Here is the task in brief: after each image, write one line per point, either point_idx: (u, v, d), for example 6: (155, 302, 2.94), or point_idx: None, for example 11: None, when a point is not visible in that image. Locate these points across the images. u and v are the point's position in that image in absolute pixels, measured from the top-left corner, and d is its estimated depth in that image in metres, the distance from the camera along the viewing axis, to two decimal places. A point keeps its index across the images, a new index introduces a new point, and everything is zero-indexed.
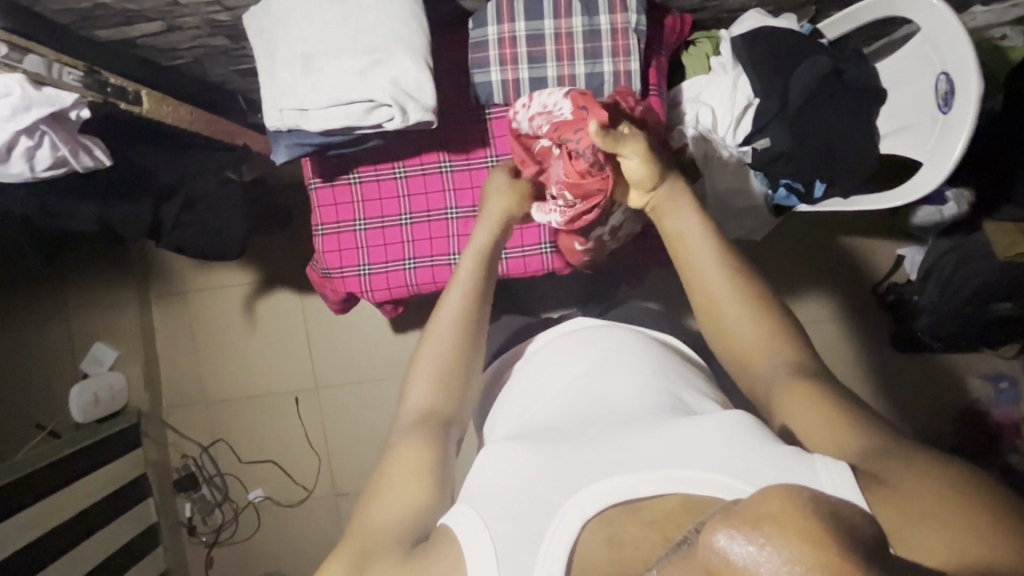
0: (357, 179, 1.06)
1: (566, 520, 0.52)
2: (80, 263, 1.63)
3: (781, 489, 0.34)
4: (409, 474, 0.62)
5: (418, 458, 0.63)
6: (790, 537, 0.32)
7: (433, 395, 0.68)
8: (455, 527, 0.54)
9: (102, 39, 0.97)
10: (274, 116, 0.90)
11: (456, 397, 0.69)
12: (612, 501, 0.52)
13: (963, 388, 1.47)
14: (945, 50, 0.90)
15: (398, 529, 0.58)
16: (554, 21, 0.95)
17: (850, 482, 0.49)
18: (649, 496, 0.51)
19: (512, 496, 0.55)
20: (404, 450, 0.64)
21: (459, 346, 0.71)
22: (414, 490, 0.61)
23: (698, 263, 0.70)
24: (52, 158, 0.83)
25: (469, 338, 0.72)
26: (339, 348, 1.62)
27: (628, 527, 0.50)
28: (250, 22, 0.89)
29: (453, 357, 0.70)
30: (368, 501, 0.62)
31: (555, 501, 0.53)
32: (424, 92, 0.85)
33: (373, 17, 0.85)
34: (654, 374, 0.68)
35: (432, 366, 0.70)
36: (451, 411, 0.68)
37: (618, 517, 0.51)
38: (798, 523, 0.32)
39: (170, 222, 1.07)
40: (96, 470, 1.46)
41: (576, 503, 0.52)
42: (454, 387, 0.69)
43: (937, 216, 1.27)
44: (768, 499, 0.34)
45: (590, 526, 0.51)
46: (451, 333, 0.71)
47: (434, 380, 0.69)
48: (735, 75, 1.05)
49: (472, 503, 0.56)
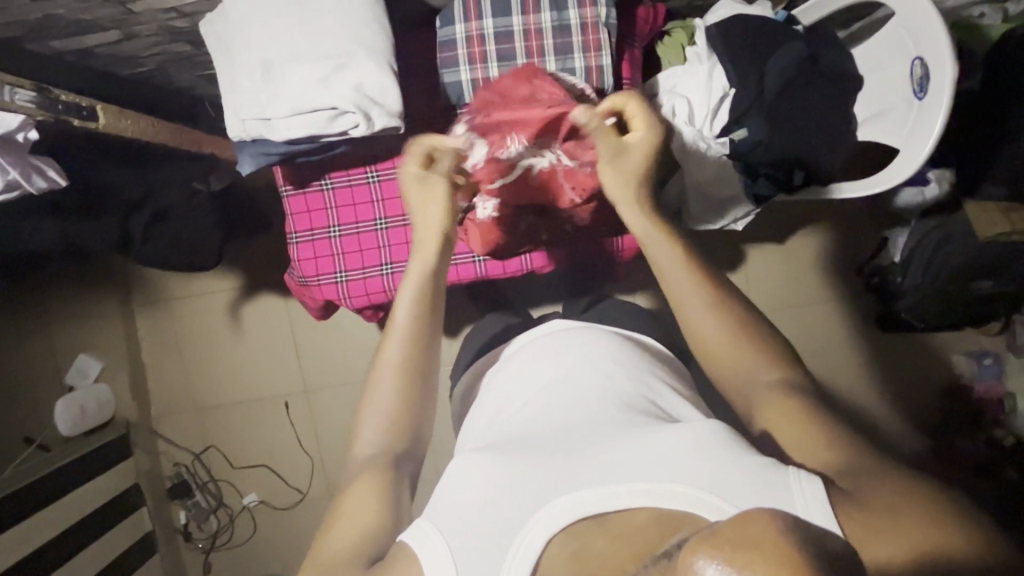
0: (330, 185, 1.04)
1: (530, 536, 0.50)
2: (58, 274, 1.60)
3: (758, 513, 0.33)
4: (360, 503, 0.61)
5: (369, 491, 0.62)
6: (768, 562, 0.31)
7: (388, 424, 0.67)
8: (416, 540, 0.54)
9: (56, 50, 0.94)
10: (237, 126, 0.89)
11: (412, 424, 0.68)
12: (581, 514, 0.50)
13: (948, 364, 1.47)
14: (919, 35, 0.88)
15: (350, 552, 0.57)
16: (522, 17, 0.93)
17: (822, 494, 0.49)
18: (620, 509, 0.50)
19: (475, 509, 0.54)
20: (358, 482, 0.63)
21: (410, 378, 0.69)
22: (364, 519, 0.60)
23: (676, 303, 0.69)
24: (4, 182, 0.80)
25: (420, 369, 0.69)
26: (324, 351, 1.61)
27: (597, 539, 0.49)
28: (207, 28, 0.87)
29: (405, 385, 0.68)
30: (325, 528, 0.61)
31: (521, 516, 0.52)
32: (389, 98, 0.84)
33: (334, 21, 0.83)
34: (626, 380, 0.67)
35: (388, 398, 0.68)
36: (406, 441, 0.67)
37: (588, 530, 0.50)
38: (775, 547, 0.31)
39: (141, 234, 1.05)
40: (87, 483, 1.44)
41: (541, 517, 0.51)
42: (409, 416, 0.68)
43: (920, 198, 1.24)
44: (750, 523, 0.33)
45: (558, 541, 0.50)
46: (401, 364, 0.69)
47: (389, 411, 0.67)
48: (711, 65, 1.04)
49: (434, 520, 0.55)
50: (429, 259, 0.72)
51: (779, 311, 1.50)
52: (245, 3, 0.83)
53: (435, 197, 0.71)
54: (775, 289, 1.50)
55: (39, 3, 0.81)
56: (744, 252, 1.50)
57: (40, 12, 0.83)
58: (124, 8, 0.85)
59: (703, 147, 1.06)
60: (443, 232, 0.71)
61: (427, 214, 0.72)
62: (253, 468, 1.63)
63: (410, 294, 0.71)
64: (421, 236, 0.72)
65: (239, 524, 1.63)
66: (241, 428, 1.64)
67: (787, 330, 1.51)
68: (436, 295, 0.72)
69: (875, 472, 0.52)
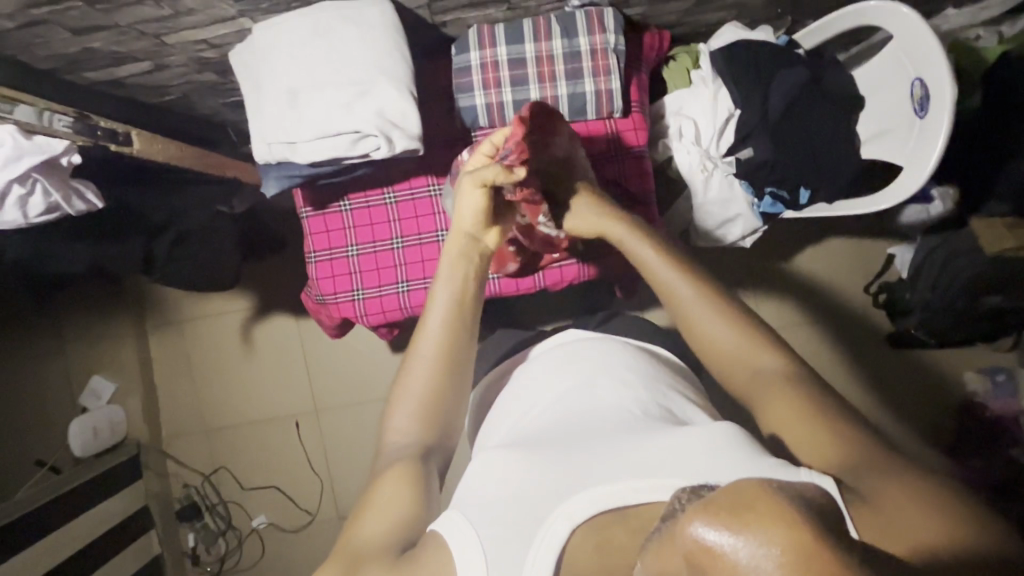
0: (348, 206, 1.07)
1: (554, 528, 0.52)
2: (74, 299, 1.63)
3: (754, 483, 0.33)
4: (392, 494, 0.62)
5: (402, 481, 0.63)
6: (760, 523, 0.31)
7: (418, 421, 0.69)
8: (443, 532, 0.56)
9: (88, 81, 0.98)
10: (263, 150, 0.92)
11: (441, 419, 0.70)
12: (602, 507, 0.52)
13: (959, 382, 1.48)
14: (920, 58, 0.92)
15: (383, 541, 0.59)
16: (534, 45, 0.97)
17: (832, 483, 0.52)
18: (640, 503, 0.52)
19: (496, 505, 0.56)
20: (389, 473, 0.64)
21: (443, 372, 0.71)
22: (398, 508, 0.61)
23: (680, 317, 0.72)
24: (46, 204, 0.84)
25: (454, 367, 0.72)
26: (337, 370, 1.63)
27: (617, 531, 0.52)
28: (235, 58, 0.91)
29: (438, 383, 0.71)
30: (355, 518, 0.63)
31: (548, 506, 0.54)
32: (409, 121, 0.87)
33: (357, 49, 0.86)
34: (643, 385, 0.69)
35: (418, 394, 0.70)
36: (434, 437, 0.69)
37: (607, 523, 0.52)
38: (771, 508, 0.31)
39: (164, 256, 1.09)
40: (99, 503, 1.45)
41: (566, 509, 0.53)
42: (439, 412, 0.70)
43: (925, 215, 1.25)
44: (740, 490, 0.33)
45: (578, 533, 0.52)
46: (434, 360, 0.71)
47: (419, 407, 0.70)
48: (715, 88, 1.09)
49: (460, 511, 0.57)
50: (464, 258, 0.78)
51: (783, 328, 1.52)
52: (272, 32, 0.87)
53: (470, 198, 0.78)
54: (781, 307, 1.52)
55: (78, 38, 0.85)
56: (750, 271, 1.52)
57: (77, 46, 0.87)
58: (156, 40, 0.89)
59: (709, 166, 1.10)
60: (471, 232, 0.79)
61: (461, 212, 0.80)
62: (265, 487, 1.64)
63: (445, 296, 0.75)
64: (455, 232, 0.80)
65: (248, 546, 1.64)
66: (255, 446, 1.65)
67: (793, 346, 1.52)
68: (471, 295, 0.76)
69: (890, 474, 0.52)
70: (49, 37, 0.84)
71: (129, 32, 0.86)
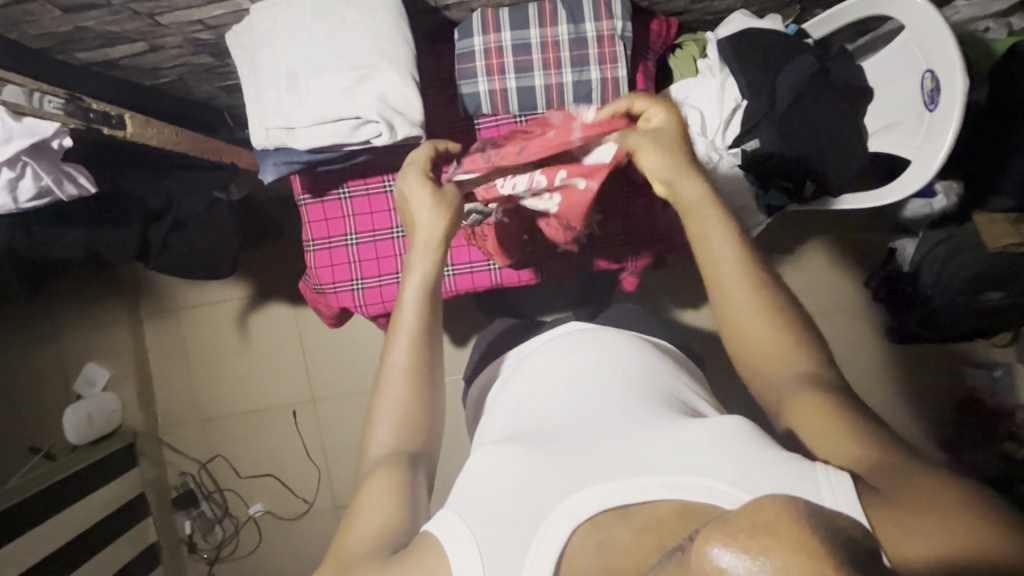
0: (347, 193, 1.06)
1: (553, 526, 0.51)
2: (64, 286, 1.61)
3: (777, 500, 0.33)
4: (381, 497, 0.61)
5: (390, 482, 0.62)
6: (785, 549, 0.30)
7: (404, 421, 0.68)
8: (439, 531, 0.54)
9: (81, 61, 0.96)
10: (262, 135, 0.91)
11: (425, 423, 0.69)
12: (605, 504, 0.51)
13: (960, 376, 1.47)
14: (930, 49, 0.90)
15: (372, 544, 0.57)
16: (540, 30, 0.95)
17: (852, 489, 0.49)
18: (644, 501, 0.51)
19: (496, 503, 0.55)
20: (377, 478, 0.63)
21: (420, 373, 0.71)
22: (384, 511, 0.60)
23: (727, 304, 0.67)
24: (36, 188, 0.83)
25: (427, 365, 0.71)
26: (335, 357, 1.61)
27: (619, 532, 0.50)
28: (233, 40, 0.88)
29: (416, 384, 0.70)
30: (345, 522, 0.61)
31: (543, 507, 0.53)
32: (411, 108, 0.85)
33: (359, 33, 0.84)
34: (636, 380, 0.68)
35: (402, 397, 0.69)
36: (420, 438, 0.68)
37: (607, 522, 0.51)
38: (789, 532, 0.31)
39: (160, 244, 1.09)
40: (95, 491, 1.44)
41: (565, 509, 0.52)
42: (423, 414, 0.69)
43: (927, 209, 1.27)
44: (763, 509, 0.32)
45: (580, 531, 0.51)
46: (412, 360, 0.71)
47: (404, 408, 0.69)
48: (723, 77, 1.06)
49: (456, 510, 0.56)
50: (433, 266, 0.74)
51: None
52: (270, 15, 0.85)
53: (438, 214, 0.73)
54: None
55: (70, 16, 0.83)
56: None
57: (69, 25, 0.85)
58: (150, 20, 0.87)
59: (715, 157, 1.04)
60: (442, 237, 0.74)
61: (422, 215, 0.74)
62: (260, 477, 1.63)
63: (415, 294, 0.73)
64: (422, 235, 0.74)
65: (245, 535, 1.63)
66: (248, 435, 1.64)
67: None
68: (437, 288, 0.74)
69: (897, 470, 0.51)
70: (39, 15, 0.82)
71: (123, 11, 0.84)
